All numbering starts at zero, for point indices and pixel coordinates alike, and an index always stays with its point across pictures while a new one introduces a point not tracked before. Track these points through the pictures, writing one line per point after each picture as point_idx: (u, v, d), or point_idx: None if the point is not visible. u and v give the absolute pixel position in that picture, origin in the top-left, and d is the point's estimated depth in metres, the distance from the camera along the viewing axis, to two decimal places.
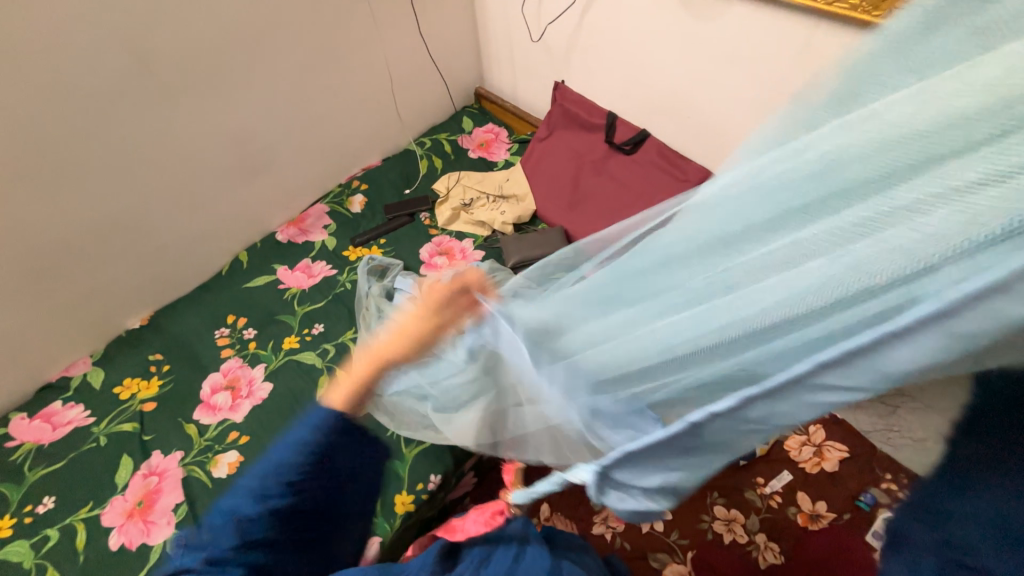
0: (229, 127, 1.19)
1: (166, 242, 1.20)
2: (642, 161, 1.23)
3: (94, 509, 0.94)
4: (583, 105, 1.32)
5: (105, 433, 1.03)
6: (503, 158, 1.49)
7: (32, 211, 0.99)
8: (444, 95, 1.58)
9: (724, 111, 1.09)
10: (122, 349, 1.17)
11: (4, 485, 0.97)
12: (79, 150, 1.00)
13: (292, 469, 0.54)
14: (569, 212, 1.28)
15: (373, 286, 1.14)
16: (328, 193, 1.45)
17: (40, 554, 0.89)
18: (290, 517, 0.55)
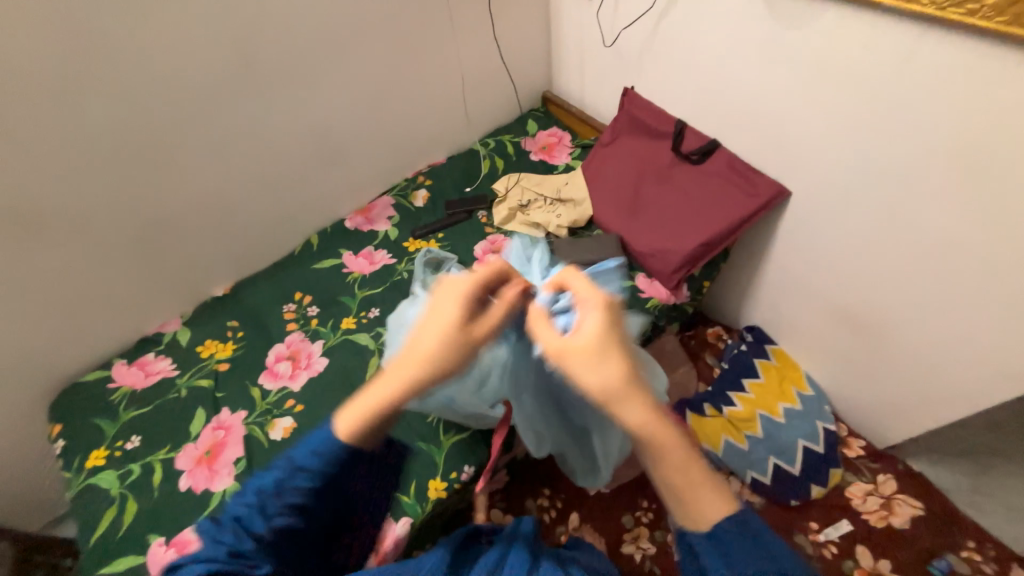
0: (314, 119, 1.30)
1: (250, 220, 1.32)
2: (710, 171, 1.19)
3: (171, 452, 1.06)
4: (650, 112, 1.30)
5: (186, 386, 1.16)
6: (563, 163, 1.50)
7: (146, 184, 1.14)
8: (512, 98, 1.62)
9: (803, 121, 1.02)
10: (206, 314, 1.31)
11: (103, 419, 1.12)
12: (187, 135, 1.14)
13: (289, 497, 0.60)
14: (627, 219, 1.26)
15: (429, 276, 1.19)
16: (394, 187, 1.52)
17: (124, 485, 1.02)
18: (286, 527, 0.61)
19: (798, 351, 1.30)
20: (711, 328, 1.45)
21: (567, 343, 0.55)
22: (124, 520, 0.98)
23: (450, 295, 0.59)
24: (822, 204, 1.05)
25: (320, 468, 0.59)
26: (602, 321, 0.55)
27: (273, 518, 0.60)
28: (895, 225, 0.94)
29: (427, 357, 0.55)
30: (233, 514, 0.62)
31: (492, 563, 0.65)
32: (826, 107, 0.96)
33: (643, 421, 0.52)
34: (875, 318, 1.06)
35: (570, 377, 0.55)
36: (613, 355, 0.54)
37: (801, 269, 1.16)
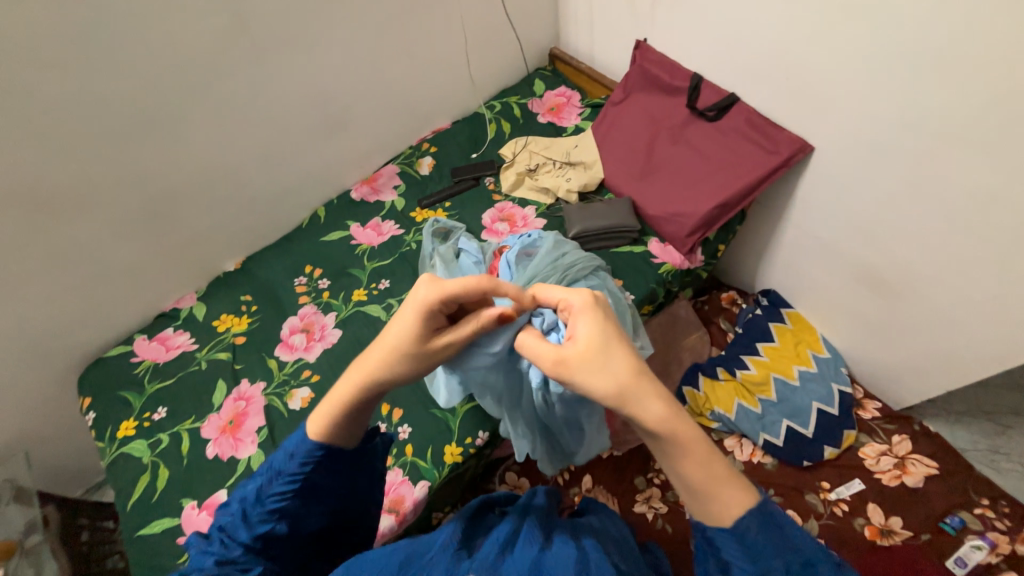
0: (314, 85, 1.25)
1: (256, 194, 1.31)
2: (727, 128, 1.13)
3: (196, 422, 1.10)
4: (664, 66, 1.22)
5: (206, 359, 1.19)
6: (572, 124, 1.43)
7: (150, 159, 1.12)
8: (518, 57, 1.54)
9: (832, 70, 0.94)
10: (220, 288, 1.32)
11: (130, 392, 1.16)
12: (186, 107, 1.11)
13: (279, 494, 0.59)
14: (639, 182, 1.22)
15: (438, 248, 1.18)
16: (399, 155, 1.49)
17: (155, 453, 1.07)
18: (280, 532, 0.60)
19: (815, 314, 1.27)
20: (726, 293, 1.42)
21: (561, 350, 0.55)
22: (158, 485, 1.03)
23: (412, 303, 0.58)
24: (848, 160, 0.99)
25: (299, 470, 0.59)
26: (594, 323, 0.55)
27: (257, 525, 0.59)
28: (928, 182, 0.89)
29: (387, 355, 0.58)
30: (223, 523, 0.61)
31: (504, 538, 0.64)
32: (858, 53, 0.89)
33: (665, 421, 0.49)
34: (899, 279, 1.02)
35: (575, 386, 0.54)
36: (613, 348, 0.53)
37: (821, 229, 1.12)
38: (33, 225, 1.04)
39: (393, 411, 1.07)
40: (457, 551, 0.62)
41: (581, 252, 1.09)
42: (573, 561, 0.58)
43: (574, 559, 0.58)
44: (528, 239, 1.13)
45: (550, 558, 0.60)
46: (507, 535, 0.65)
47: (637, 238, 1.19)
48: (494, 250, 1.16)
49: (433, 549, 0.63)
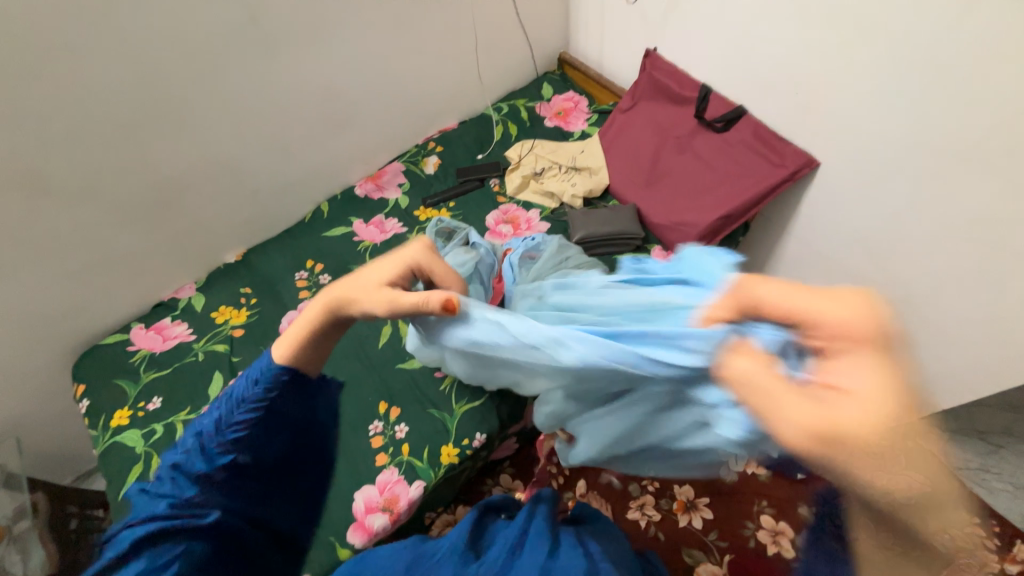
0: (321, 80, 1.25)
1: (260, 186, 1.31)
2: (734, 140, 1.13)
3: (191, 413, 1.09)
4: (673, 76, 1.23)
5: (203, 350, 1.18)
6: (579, 129, 1.44)
7: (154, 147, 1.12)
8: (526, 60, 1.54)
9: (838, 87, 0.95)
10: (219, 280, 1.31)
11: (125, 381, 1.15)
12: (194, 97, 1.11)
13: (237, 421, 0.57)
14: (644, 190, 1.23)
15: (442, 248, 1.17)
16: (405, 153, 1.49)
17: (148, 443, 1.06)
18: (242, 466, 0.57)
19: None
20: None
21: (833, 410, 0.39)
22: (150, 475, 1.02)
23: (397, 256, 0.60)
24: (852, 176, 1.00)
25: (259, 391, 0.57)
26: (784, 295, 0.45)
27: (217, 457, 0.56)
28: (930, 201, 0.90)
29: (347, 287, 0.59)
30: (177, 461, 0.57)
31: (513, 538, 0.66)
32: (865, 71, 0.90)
33: (742, 360, 0.45)
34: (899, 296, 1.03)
35: (840, 465, 0.39)
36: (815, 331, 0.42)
37: (823, 244, 1.13)
38: (35, 209, 1.04)
39: (390, 409, 1.07)
40: (465, 552, 0.64)
41: (585, 257, 1.10)
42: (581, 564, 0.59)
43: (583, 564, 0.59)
44: (532, 243, 1.14)
45: (558, 561, 0.60)
46: (516, 536, 0.66)
47: (640, 245, 1.19)
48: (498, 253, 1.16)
49: (442, 548, 0.65)
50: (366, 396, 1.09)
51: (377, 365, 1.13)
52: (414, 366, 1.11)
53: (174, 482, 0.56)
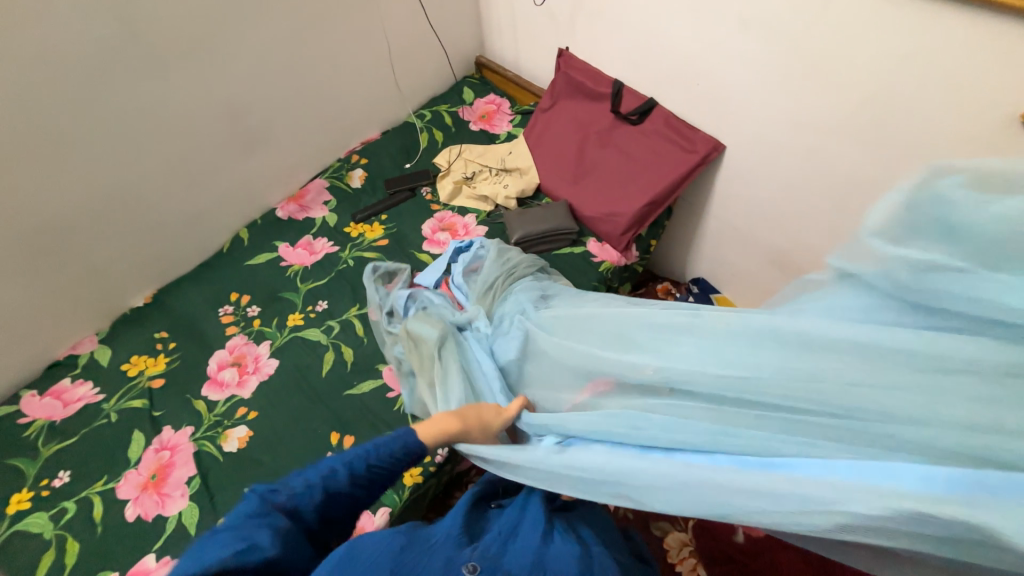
0: (223, 99, 1.15)
1: (165, 219, 1.18)
2: (649, 131, 1.20)
3: (110, 482, 0.96)
4: (587, 74, 1.28)
5: (116, 410, 1.05)
6: (504, 131, 1.45)
7: (25, 187, 0.97)
8: (444, 65, 1.53)
9: (734, 77, 1.04)
10: (127, 328, 1.17)
11: (20, 459, 0.99)
12: (69, 127, 0.98)
13: (380, 464, 0.66)
14: (573, 185, 1.26)
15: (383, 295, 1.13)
16: (327, 169, 1.42)
17: (59, 525, 0.92)
18: (353, 506, 0.64)
19: (740, 298, 1.38)
20: (661, 284, 1.51)
21: None
22: (66, 562, 0.88)
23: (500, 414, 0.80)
24: (754, 157, 1.10)
25: (402, 450, 0.68)
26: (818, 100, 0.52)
27: (346, 487, 0.63)
28: (822, 172, 1.00)
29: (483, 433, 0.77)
30: (311, 475, 0.62)
31: (506, 532, 0.66)
32: (755, 62, 0.99)
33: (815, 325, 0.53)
34: (806, 261, 1.14)
35: None
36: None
37: (737, 220, 1.23)
38: None
39: (343, 439, 1.00)
40: (461, 538, 0.63)
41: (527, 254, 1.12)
42: (575, 560, 0.61)
43: (576, 558, 0.61)
44: (470, 256, 1.14)
45: (551, 556, 0.62)
46: (508, 530, 0.67)
47: (576, 239, 1.23)
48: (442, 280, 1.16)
49: (438, 536, 0.63)
50: (315, 429, 1.02)
51: (323, 396, 1.06)
52: (364, 390, 1.06)
53: (300, 491, 0.61)
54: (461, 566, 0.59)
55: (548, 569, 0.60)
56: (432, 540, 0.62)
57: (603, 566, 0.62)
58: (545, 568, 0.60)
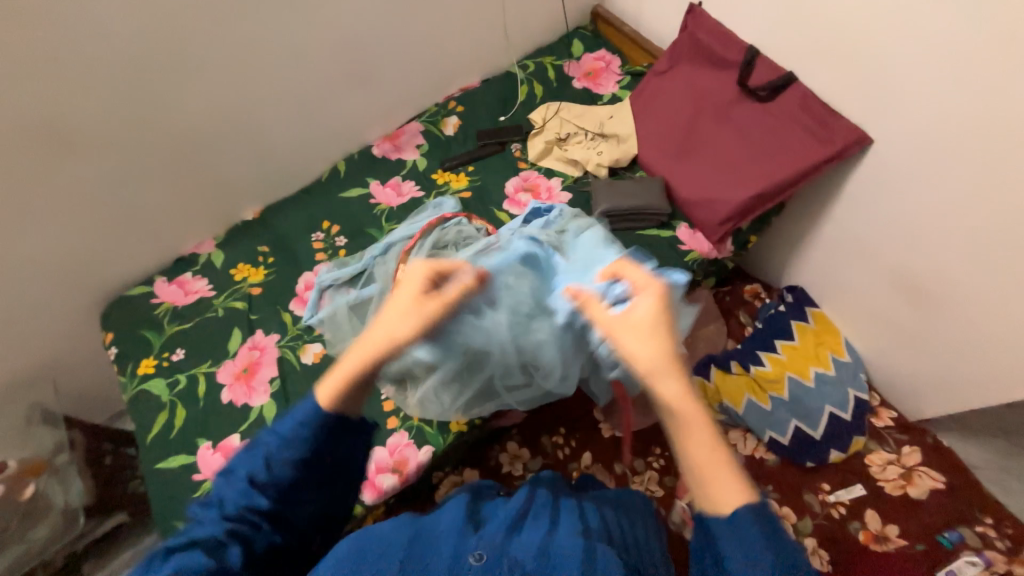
0: (342, 32, 1.18)
1: (276, 142, 1.26)
2: (779, 111, 1.07)
3: (212, 366, 1.12)
4: (717, 36, 1.15)
5: (223, 307, 1.19)
6: (609, 92, 1.36)
7: (169, 100, 1.08)
8: (558, 11, 1.43)
9: (920, 59, 0.89)
10: (237, 237, 1.29)
11: (150, 332, 1.17)
12: (214, 42, 1.06)
13: None
14: (675, 162, 1.17)
15: None
16: (424, 112, 1.41)
17: (173, 393, 1.10)
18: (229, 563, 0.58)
19: (842, 314, 1.26)
20: (750, 286, 1.40)
21: None
22: (175, 424, 1.07)
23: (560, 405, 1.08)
24: (906, 158, 0.97)
25: None
26: (654, 304, 0.57)
27: None
28: (1008, 188, 0.85)
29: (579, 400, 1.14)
30: None
31: (513, 518, 0.71)
32: (952, 42, 0.84)
33: (682, 400, 0.54)
34: (938, 290, 1.02)
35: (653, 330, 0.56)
36: (676, 371, 0.55)
37: (863, 228, 1.10)
38: (57, 157, 1.02)
39: None
40: (464, 527, 0.68)
41: None
42: (577, 561, 0.61)
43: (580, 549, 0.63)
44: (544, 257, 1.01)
45: (558, 545, 0.64)
46: (517, 517, 0.71)
47: (665, 222, 1.15)
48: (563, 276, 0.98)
49: (441, 528, 0.69)
50: None
51: None
52: None
53: None
54: (466, 556, 0.64)
55: (552, 556, 0.63)
56: (437, 533, 0.67)
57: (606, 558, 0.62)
58: (549, 555, 0.63)
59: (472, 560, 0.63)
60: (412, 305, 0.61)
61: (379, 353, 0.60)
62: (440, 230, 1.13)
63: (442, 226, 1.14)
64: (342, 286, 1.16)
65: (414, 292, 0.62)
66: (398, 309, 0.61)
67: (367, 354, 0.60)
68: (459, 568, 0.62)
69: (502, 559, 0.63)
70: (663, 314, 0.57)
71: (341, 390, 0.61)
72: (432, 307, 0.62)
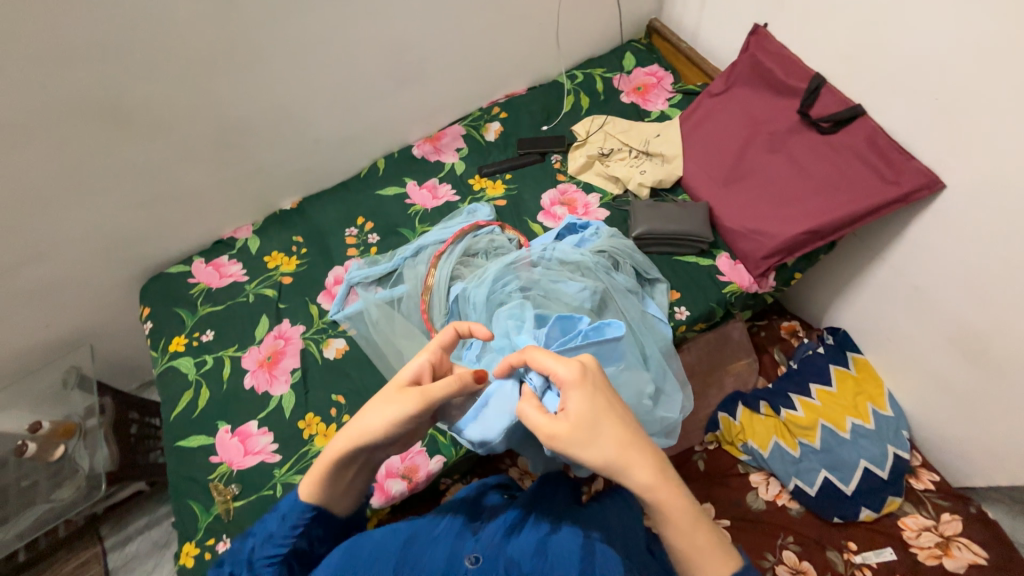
0: (394, 31, 1.18)
1: (320, 136, 1.27)
2: (841, 146, 1.01)
3: (239, 350, 1.14)
4: (781, 61, 1.10)
5: (254, 293, 1.21)
6: (658, 109, 1.32)
7: (223, 87, 1.11)
8: (613, 23, 1.39)
9: (1012, 102, 0.81)
10: (274, 224, 1.31)
11: (184, 310, 1.21)
12: (269, 35, 1.08)
13: None
14: (722, 188, 1.12)
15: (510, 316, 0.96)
16: (467, 116, 1.41)
17: (199, 372, 1.13)
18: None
19: (887, 363, 1.18)
20: (787, 322, 1.34)
21: None
22: (198, 403, 1.09)
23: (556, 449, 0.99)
24: (979, 207, 0.89)
25: None
26: (585, 400, 0.57)
27: None
28: None
29: None
30: None
31: (512, 521, 0.70)
32: None
33: (649, 487, 0.56)
34: (1001, 351, 0.94)
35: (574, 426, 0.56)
36: (637, 459, 0.56)
37: (920, 275, 1.03)
38: (112, 134, 1.06)
39: None
40: (463, 529, 0.68)
41: (617, 297, 0.99)
42: (577, 560, 0.62)
43: (577, 551, 0.64)
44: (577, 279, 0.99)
45: (556, 544, 0.66)
46: (515, 520, 0.70)
47: (705, 249, 1.11)
48: (595, 297, 0.97)
49: (438, 528, 0.68)
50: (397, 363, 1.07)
51: None
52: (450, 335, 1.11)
53: None
54: (462, 558, 0.63)
55: (550, 554, 0.64)
56: (434, 531, 0.67)
57: (604, 556, 0.64)
58: (548, 555, 0.64)
59: (467, 560, 0.63)
60: (393, 393, 0.60)
61: (351, 445, 0.60)
62: (471, 237, 1.12)
63: (474, 233, 1.13)
64: (371, 284, 1.16)
65: (402, 380, 0.61)
66: (380, 398, 0.60)
67: (344, 446, 0.60)
68: (456, 567, 0.62)
69: (499, 561, 0.63)
70: (601, 404, 0.57)
71: (322, 487, 0.63)
72: (408, 403, 0.58)
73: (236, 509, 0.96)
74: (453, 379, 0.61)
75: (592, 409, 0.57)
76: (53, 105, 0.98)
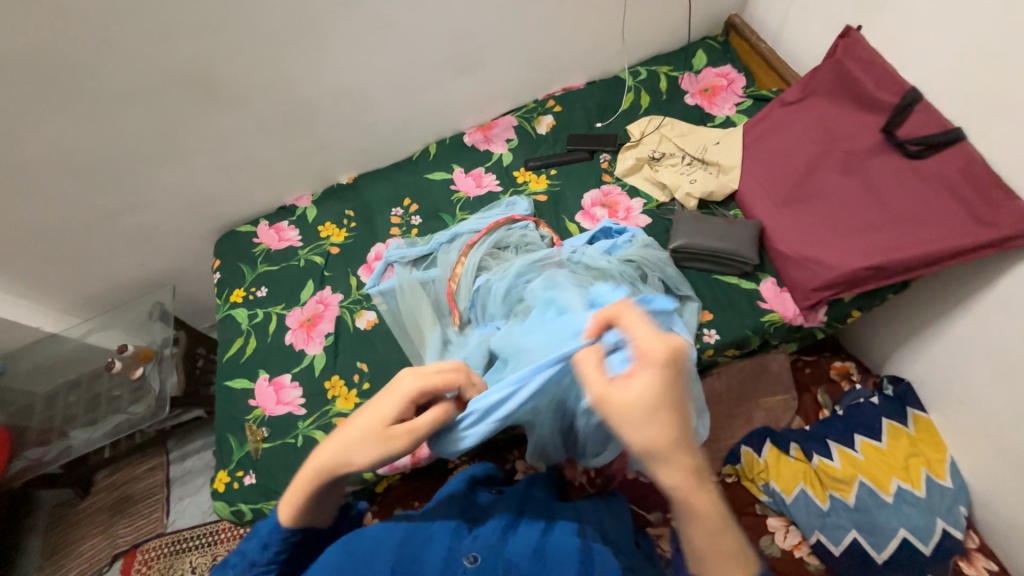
0: (454, 20, 1.19)
1: (378, 119, 1.34)
2: (930, 174, 0.88)
3: (285, 309, 1.26)
4: (872, 70, 0.97)
5: (305, 258, 1.32)
6: (723, 115, 1.22)
7: (293, 67, 1.19)
8: (687, 17, 1.30)
9: None
10: (331, 197, 1.41)
11: (246, 266, 1.34)
12: (337, 19, 1.14)
13: None
14: (779, 209, 1.03)
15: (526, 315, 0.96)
16: (522, 107, 1.40)
17: (250, 323, 1.26)
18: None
19: (956, 428, 1.02)
20: (840, 362, 1.21)
21: None
22: (246, 350, 1.22)
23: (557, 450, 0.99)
24: None
25: None
26: (656, 382, 0.54)
27: None
28: None
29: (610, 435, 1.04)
30: None
31: (505, 525, 0.71)
32: None
33: (681, 485, 0.54)
34: None
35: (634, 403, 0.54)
36: (680, 456, 0.54)
37: (1012, 333, 0.87)
38: (200, 104, 1.19)
39: None
40: (459, 528, 0.69)
41: None
42: (576, 561, 0.63)
43: (576, 552, 0.65)
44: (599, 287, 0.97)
45: (552, 547, 0.67)
46: (507, 523, 0.71)
47: (750, 271, 1.03)
48: None
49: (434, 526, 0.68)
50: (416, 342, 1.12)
51: None
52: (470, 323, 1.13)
53: None
54: (462, 556, 0.64)
55: (549, 557, 0.65)
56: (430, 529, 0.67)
57: (603, 557, 0.65)
58: (547, 557, 0.65)
59: (467, 558, 0.64)
60: (381, 434, 0.61)
61: (333, 475, 0.63)
62: (505, 230, 1.13)
63: (508, 226, 1.14)
64: (406, 264, 1.21)
65: (385, 419, 0.62)
66: (366, 436, 0.61)
67: (324, 477, 0.63)
68: (456, 565, 0.63)
69: (499, 559, 0.64)
70: (670, 390, 0.54)
71: (300, 512, 0.66)
72: (396, 445, 0.61)
73: (263, 449, 1.08)
74: (436, 413, 0.65)
75: (657, 394, 0.54)
76: (154, 76, 1.12)
